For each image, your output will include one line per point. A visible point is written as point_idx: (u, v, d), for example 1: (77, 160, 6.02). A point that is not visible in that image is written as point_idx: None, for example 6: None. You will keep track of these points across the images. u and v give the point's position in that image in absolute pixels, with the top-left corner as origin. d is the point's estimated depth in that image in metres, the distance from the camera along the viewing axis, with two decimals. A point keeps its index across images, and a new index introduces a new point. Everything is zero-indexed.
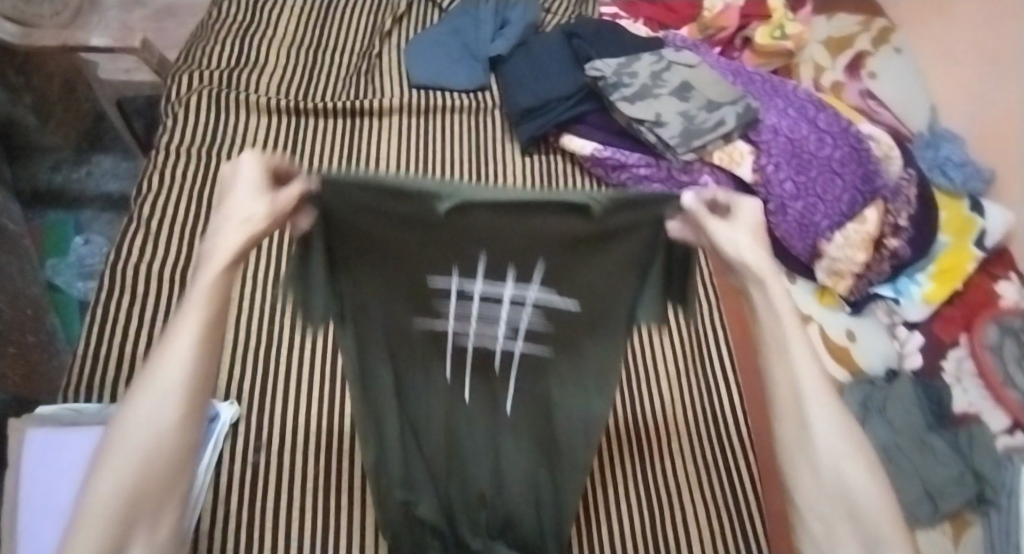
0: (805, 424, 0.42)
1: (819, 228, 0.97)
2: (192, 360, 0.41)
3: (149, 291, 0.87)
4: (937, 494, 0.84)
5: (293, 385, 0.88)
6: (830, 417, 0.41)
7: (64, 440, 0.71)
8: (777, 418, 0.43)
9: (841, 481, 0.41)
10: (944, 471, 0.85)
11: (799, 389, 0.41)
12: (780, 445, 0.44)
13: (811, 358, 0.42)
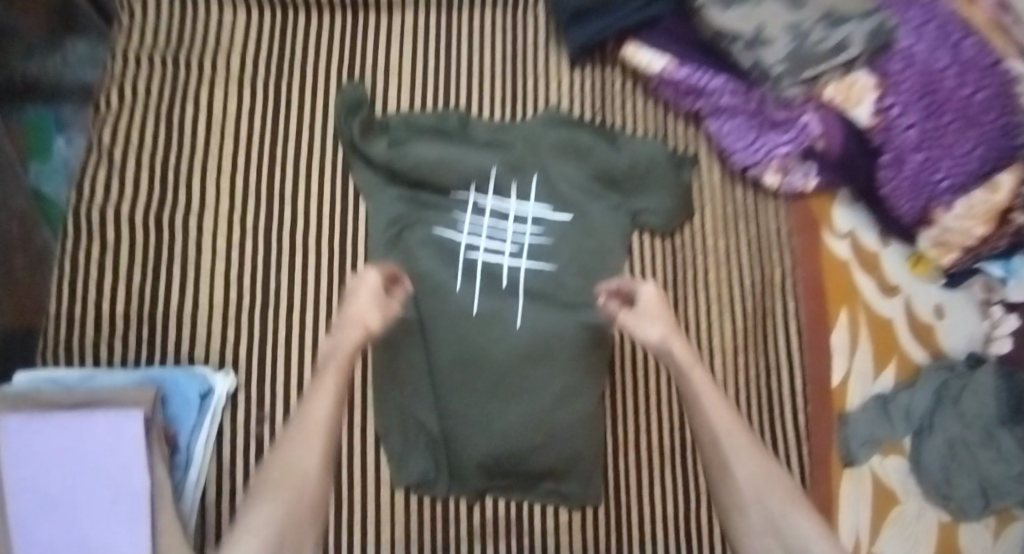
0: (727, 465, 0.61)
1: (936, 188, 0.79)
2: (327, 407, 0.58)
3: (122, 239, 0.74)
4: (993, 491, 0.80)
5: (291, 351, 0.75)
6: (750, 460, 0.61)
7: (40, 430, 0.63)
8: (708, 459, 0.63)
9: (772, 515, 0.58)
10: (1004, 469, 0.79)
11: (714, 430, 0.62)
12: (718, 488, 0.62)
13: (726, 411, 0.63)
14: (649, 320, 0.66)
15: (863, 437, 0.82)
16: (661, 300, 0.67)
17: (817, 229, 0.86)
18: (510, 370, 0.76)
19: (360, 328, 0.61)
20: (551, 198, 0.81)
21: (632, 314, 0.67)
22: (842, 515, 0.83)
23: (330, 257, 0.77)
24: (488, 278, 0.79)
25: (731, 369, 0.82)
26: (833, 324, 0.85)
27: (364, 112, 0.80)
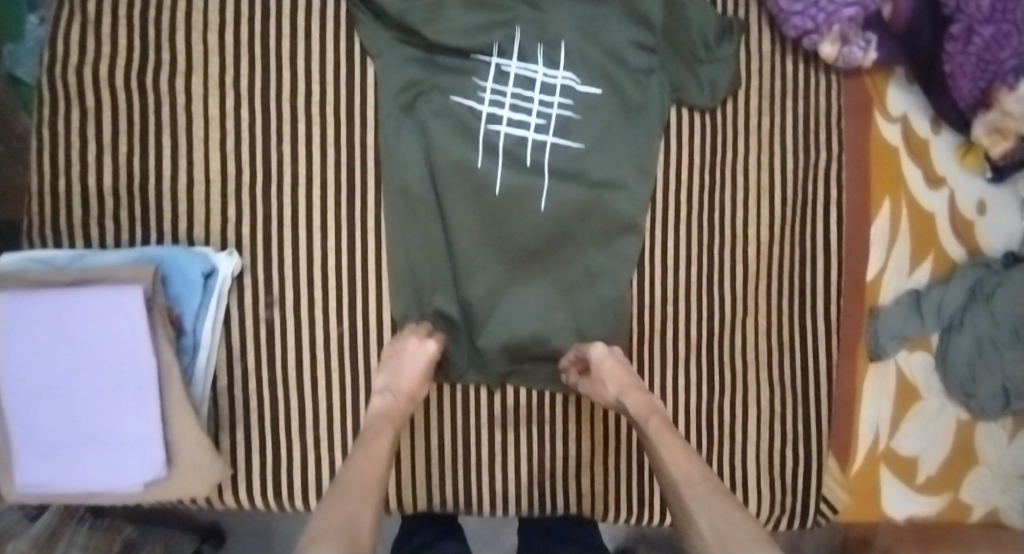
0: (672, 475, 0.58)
1: (1001, 67, 0.72)
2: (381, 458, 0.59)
3: (101, 108, 0.66)
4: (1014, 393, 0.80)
5: (301, 234, 0.70)
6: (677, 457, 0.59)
7: (32, 311, 0.58)
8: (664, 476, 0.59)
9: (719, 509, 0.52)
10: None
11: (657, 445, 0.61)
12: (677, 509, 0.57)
13: (659, 424, 0.63)
14: (603, 375, 0.68)
15: (893, 331, 0.80)
16: (613, 355, 0.69)
17: (869, 110, 0.80)
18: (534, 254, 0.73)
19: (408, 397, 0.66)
20: (580, 65, 0.73)
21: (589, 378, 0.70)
22: (862, 410, 0.82)
23: (335, 130, 0.70)
24: (511, 155, 0.72)
25: (763, 259, 0.79)
26: (874, 216, 0.81)
27: None
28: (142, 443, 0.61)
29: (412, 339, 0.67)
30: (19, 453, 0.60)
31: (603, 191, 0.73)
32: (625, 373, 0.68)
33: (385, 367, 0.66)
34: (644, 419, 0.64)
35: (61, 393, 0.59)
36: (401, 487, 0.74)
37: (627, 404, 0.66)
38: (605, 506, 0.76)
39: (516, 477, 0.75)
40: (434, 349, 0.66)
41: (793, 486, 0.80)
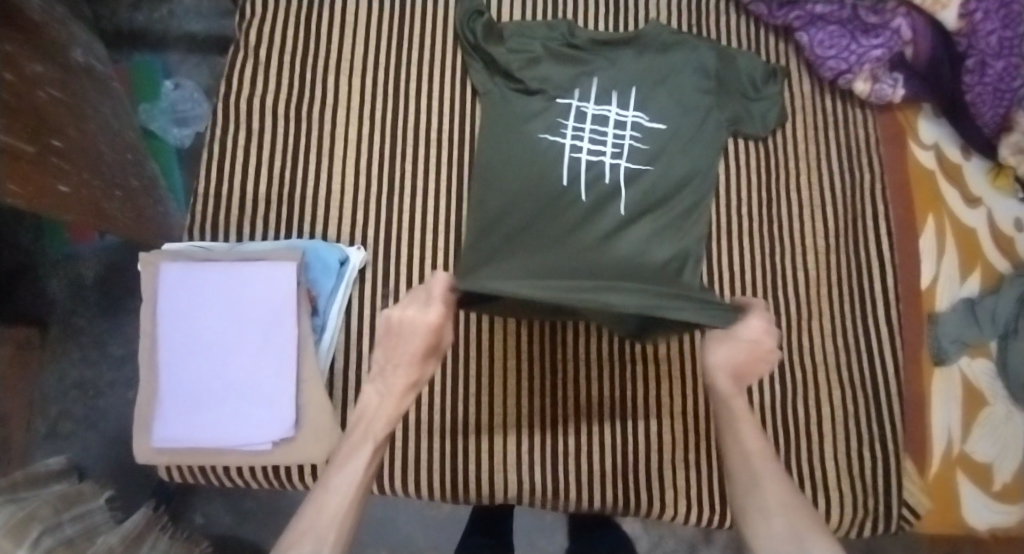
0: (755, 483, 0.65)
1: (1016, 94, 0.83)
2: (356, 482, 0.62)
3: (258, 131, 0.81)
4: None
5: (412, 239, 0.80)
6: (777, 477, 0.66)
7: (198, 279, 0.68)
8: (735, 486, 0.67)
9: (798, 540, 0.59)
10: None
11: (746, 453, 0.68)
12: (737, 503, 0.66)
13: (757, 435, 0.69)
14: (737, 343, 0.72)
15: (953, 336, 0.85)
16: (761, 345, 0.72)
17: (903, 139, 0.91)
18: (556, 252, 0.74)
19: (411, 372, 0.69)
20: (648, 107, 0.83)
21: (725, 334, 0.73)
22: (933, 413, 0.85)
23: (456, 151, 0.84)
24: (592, 176, 0.79)
25: (822, 267, 0.86)
26: (920, 229, 0.89)
27: (483, 17, 0.85)
28: (278, 402, 0.67)
29: (410, 308, 0.69)
30: (164, 406, 0.67)
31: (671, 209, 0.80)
32: (750, 352, 0.72)
33: (382, 346, 0.70)
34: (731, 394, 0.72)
35: (213, 351, 0.68)
36: (493, 476, 0.79)
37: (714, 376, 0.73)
38: (689, 505, 0.80)
39: (602, 471, 0.80)
40: (431, 329, 0.68)
41: (877, 488, 0.81)
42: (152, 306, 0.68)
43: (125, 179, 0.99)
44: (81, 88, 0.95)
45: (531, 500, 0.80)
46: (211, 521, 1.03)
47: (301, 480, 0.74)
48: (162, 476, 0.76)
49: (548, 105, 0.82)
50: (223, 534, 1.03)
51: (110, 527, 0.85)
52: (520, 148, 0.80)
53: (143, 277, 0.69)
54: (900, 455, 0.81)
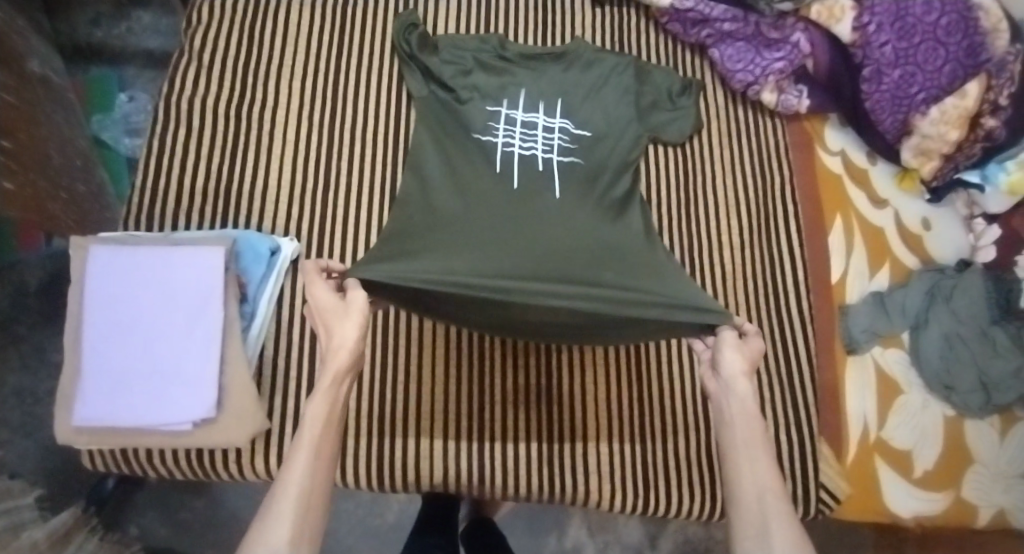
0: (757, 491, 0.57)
1: (913, 101, 0.89)
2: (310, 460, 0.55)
3: (197, 134, 0.84)
4: (992, 386, 0.87)
5: (344, 232, 0.83)
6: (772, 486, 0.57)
7: (127, 264, 0.70)
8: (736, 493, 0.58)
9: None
10: (1002, 365, 0.86)
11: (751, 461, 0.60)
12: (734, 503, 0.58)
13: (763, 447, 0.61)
14: (735, 357, 0.65)
15: (864, 326, 0.89)
16: (751, 356, 0.65)
17: (812, 145, 0.97)
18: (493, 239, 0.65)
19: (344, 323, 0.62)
20: (576, 112, 0.86)
21: (735, 346, 0.65)
22: (848, 400, 0.89)
23: (385, 151, 0.87)
24: (526, 170, 0.77)
25: (739, 262, 0.90)
26: (831, 227, 0.94)
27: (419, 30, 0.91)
28: (198, 383, 0.69)
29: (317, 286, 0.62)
30: (85, 386, 0.68)
31: (602, 194, 0.76)
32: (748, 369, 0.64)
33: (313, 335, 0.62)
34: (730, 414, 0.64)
35: (137, 332, 0.69)
36: (419, 463, 0.80)
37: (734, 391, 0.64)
38: (613, 488, 0.82)
39: (528, 459, 0.82)
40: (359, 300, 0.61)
41: (793, 470, 0.84)
42: (78, 288, 0.70)
43: (72, 185, 0.99)
44: (36, 99, 0.95)
45: (458, 488, 0.81)
46: (146, 530, 1.03)
47: (223, 469, 0.76)
48: (88, 467, 0.79)
49: (477, 105, 0.84)
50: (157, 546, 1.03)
51: (36, 524, 0.85)
52: (449, 141, 0.81)
53: (73, 259, 0.71)
54: (814, 440, 0.85)
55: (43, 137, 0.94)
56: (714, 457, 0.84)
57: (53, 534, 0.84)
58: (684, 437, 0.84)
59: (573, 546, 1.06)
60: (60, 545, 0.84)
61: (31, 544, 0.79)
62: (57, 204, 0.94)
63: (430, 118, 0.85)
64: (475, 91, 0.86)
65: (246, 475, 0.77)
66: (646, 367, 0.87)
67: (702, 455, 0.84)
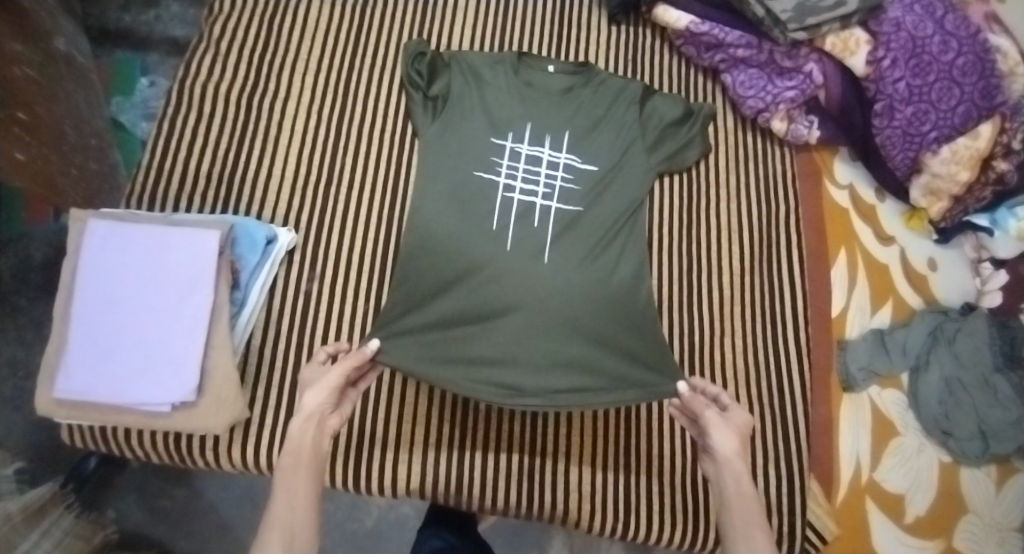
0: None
1: (925, 139, 0.88)
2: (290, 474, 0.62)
3: (207, 120, 0.85)
4: (991, 434, 0.84)
5: (344, 225, 0.83)
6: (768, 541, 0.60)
7: (122, 239, 0.70)
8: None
9: None
10: (1000, 413, 0.84)
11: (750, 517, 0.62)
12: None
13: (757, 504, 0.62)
14: (725, 430, 0.66)
15: (862, 362, 0.87)
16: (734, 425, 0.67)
17: (819, 177, 0.96)
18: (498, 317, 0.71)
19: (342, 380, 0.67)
20: (581, 151, 0.84)
21: (717, 415, 0.67)
22: (842, 437, 0.86)
23: (391, 148, 0.87)
24: (523, 216, 0.78)
25: (738, 288, 0.88)
26: (834, 262, 0.92)
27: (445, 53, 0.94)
28: (180, 364, 0.68)
29: (310, 369, 0.69)
30: (67, 358, 0.67)
31: (601, 242, 0.78)
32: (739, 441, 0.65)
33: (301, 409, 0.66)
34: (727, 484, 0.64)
35: (125, 308, 0.69)
36: (397, 466, 0.79)
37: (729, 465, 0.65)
38: (592, 508, 0.80)
39: (508, 472, 0.80)
40: (338, 378, 0.67)
41: (780, 506, 0.80)
42: (72, 260, 0.70)
43: (83, 161, 1.00)
44: (56, 76, 0.96)
45: (433, 495, 0.80)
46: (122, 514, 1.02)
47: (201, 454, 0.76)
48: (67, 442, 0.79)
49: (484, 122, 0.83)
50: (132, 531, 1.01)
51: (13, 496, 0.85)
52: (448, 170, 0.80)
53: (71, 232, 0.71)
54: (805, 475, 0.82)
55: (59, 113, 0.95)
56: (699, 482, 0.81)
57: (29, 507, 0.83)
58: (669, 461, 0.82)
59: None
60: (34, 519, 0.83)
61: (4, 515, 0.78)
62: (67, 179, 0.96)
63: (433, 132, 0.83)
64: (481, 114, 0.83)
65: (222, 464, 0.76)
66: None
67: (687, 483, 0.81)
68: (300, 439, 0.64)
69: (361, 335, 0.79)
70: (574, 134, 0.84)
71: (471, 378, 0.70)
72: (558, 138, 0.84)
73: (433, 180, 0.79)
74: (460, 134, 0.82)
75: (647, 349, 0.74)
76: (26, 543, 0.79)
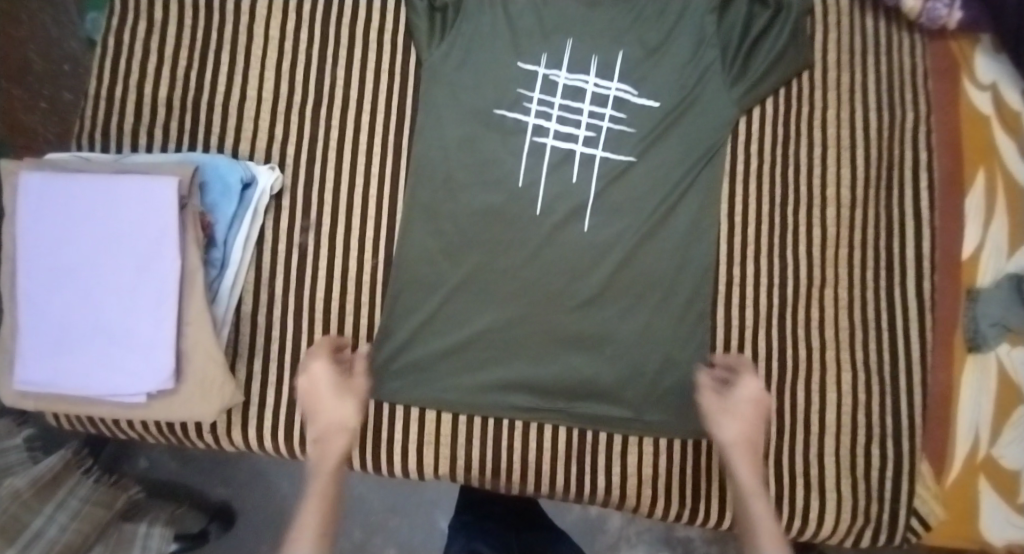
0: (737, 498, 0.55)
1: None
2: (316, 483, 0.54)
3: (167, 30, 0.68)
4: None
5: (341, 161, 0.67)
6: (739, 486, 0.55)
7: (62, 193, 0.57)
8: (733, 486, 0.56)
9: None
10: None
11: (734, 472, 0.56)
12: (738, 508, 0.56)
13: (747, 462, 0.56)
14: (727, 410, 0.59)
15: (994, 318, 0.66)
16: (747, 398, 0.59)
17: (957, 73, 0.71)
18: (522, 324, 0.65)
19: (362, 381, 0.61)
20: (636, 75, 0.67)
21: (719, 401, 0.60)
22: (960, 407, 0.67)
23: (391, 54, 0.68)
24: (557, 168, 0.66)
25: (845, 223, 0.69)
26: (966, 188, 0.69)
27: None
28: (151, 346, 0.56)
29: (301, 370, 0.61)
30: (23, 343, 0.57)
31: (654, 204, 0.66)
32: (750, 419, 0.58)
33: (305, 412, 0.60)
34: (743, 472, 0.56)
35: (78, 281, 0.57)
36: (421, 448, 0.66)
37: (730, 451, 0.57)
38: (653, 494, 0.66)
39: (554, 453, 0.66)
40: (359, 379, 0.61)
41: (883, 494, 0.66)
42: (13, 222, 0.58)
43: (55, 91, 0.82)
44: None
45: (466, 479, 0.67)
46: (155, 465, 0.89)
47: (199, 438, 0.66)
48: (55, 423, 0.71)
49: (506, 44, 0.67)
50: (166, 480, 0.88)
51: None
52: (469, 105, 0.66)
53: (8, 187, 0.58)
54: (914, 458, 0.66)
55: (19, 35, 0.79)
56: (783, 465, 0.66)
57: (39, 480, 0.70)
58: None
59: (599, 516, 0.85)
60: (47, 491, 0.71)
61: (10, 493, 0.65)
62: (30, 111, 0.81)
63: (443, 53, 0.66)
64: (513, 29, 0.67)
65: (225, 446, 0.66)
66: (726, 356, 0.67)
67: (769, 465, 0.66)
68: (316, 442, 0.57)
69: (370, 298, 0.66)
70: (636, 52, 0.68)
71: (495, 394, 0.65)
72: (606, 61, 0.67)
73: (444, 117, 0.66)
74: (480, 59, 0.67)
75: (692, 353, 0.65)
76: (36, 524, 0.66)
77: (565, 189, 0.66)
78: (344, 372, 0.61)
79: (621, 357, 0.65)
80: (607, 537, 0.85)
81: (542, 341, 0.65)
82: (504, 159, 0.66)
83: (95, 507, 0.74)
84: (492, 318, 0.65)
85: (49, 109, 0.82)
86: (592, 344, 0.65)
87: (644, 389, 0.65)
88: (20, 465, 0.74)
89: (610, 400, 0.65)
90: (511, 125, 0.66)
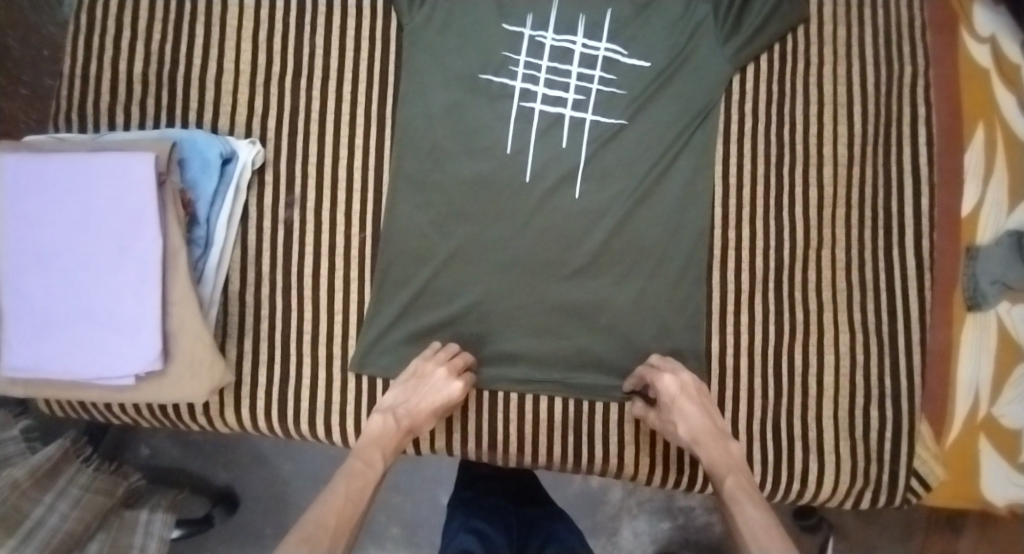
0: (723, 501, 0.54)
1: None
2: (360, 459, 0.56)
3: (139, 2, 0.66)
4: None
5: (325, 132, 0.65)
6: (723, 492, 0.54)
7: (38, 173, 0.55)
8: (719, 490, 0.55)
9: None
10: None
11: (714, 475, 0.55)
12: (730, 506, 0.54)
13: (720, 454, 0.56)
14: (676, 416, 0.58)
15: (995, 275, 0.65)
16: (688, 394, 0.59)
17: (955, 24, 0.69)
18: (516, 293, 0.64)
19: (446, 375, 0.60)
20: (625, 35, 0.65)
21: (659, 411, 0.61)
22: (960, 366, 0.66)
23: (372, 19, 0.66)
24: (546, 134, 0.64)
25: (842, 182, 0.67)
26: (966, 142, 0.67)
27: None
28: (136, 327, 0.55)
29: (441, 370, 0.60)
30: (7, 329, 0.56)
31: (647, 168, 0.64)
32: (708, 419, 0.58)
33: (400, 388, 0.60)
34: (720, 472, 0.55)
35: (58, 263, 0.55)
36: None
37: (700, 453, 0.56)
38: (652, 463, 0.65)
39: (551, 423, 0.65)
40: (439, 371, 0.60)
41: (883, 455, 0.66)
42: None
43: (35, 78, 0.80)
44: None
45: (464, 452, 0.66)
46: (155, 450, 0.88)
47: (192, 420, 0.65)
48: (47, 410, 0.70)
49: (489, 6, 0.65)
50: (165, 466, 0.87)
51: None
52: (453, 71, 0.64)
53: None
54: (914, 418, 0.65)
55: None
56: (783, 429, 0.66)
57: (38, 470, 0.67)
58: (746, 407, 0.66)
59: (601, 488, 0.85)
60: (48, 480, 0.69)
61: (9, 483, 0.63)
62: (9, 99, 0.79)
63: (425, 16, 0.64)
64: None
65: (219, 428, 0.65)
66: (723, 321, 0.66)
67: (769, 431, 0.66)
68: (385, 420, 0.58)
69: (360, 273, 0.65)
70: (625, 11, 0.66)
71: (490, 366, 0.64)
72: (594, 21, 0.65)
73: (429, 84, 0.64)
74: (463, 22, 0.65)
75: (687, 318, 0.65)
76: (37, 513, 0.64)
77: (554, 155, 0.64)
78: (427, 365, 0.61)
79: (616, 324, 0.64)
80: (608, 508, 0.84)
81: (537, 310, 0.64)
82: (492, 125, 0.64)
83: (96, 495, 0.72)
84: (485, 289, 0.64)
85: (29, 94, 0.79)
86: (588, 311, 0.64)
87: (640, 355, 0.64)
88: (17, 455, 0.71)
89: (605, 368, 0.64)
90: (497, 90, 0.64)
